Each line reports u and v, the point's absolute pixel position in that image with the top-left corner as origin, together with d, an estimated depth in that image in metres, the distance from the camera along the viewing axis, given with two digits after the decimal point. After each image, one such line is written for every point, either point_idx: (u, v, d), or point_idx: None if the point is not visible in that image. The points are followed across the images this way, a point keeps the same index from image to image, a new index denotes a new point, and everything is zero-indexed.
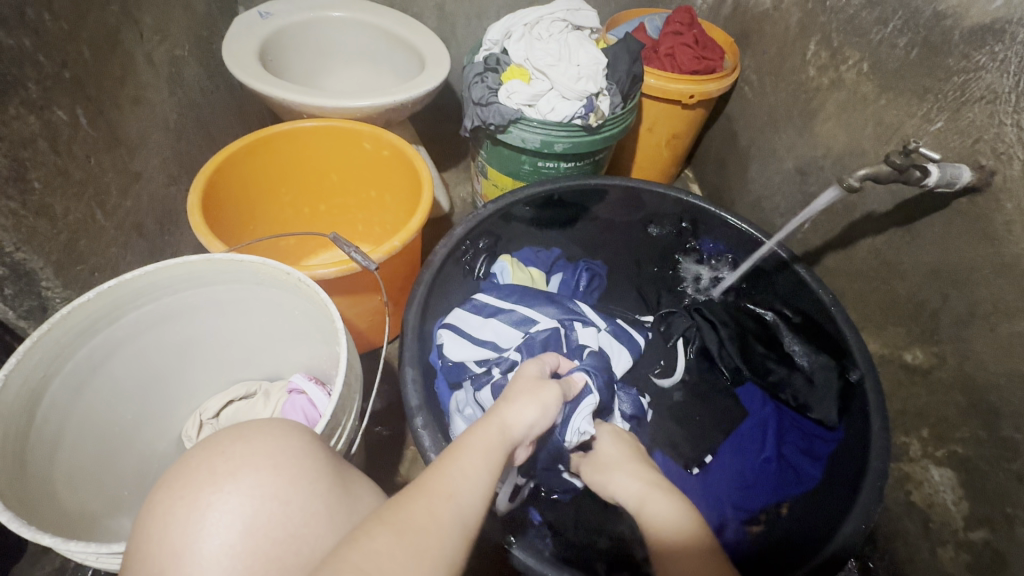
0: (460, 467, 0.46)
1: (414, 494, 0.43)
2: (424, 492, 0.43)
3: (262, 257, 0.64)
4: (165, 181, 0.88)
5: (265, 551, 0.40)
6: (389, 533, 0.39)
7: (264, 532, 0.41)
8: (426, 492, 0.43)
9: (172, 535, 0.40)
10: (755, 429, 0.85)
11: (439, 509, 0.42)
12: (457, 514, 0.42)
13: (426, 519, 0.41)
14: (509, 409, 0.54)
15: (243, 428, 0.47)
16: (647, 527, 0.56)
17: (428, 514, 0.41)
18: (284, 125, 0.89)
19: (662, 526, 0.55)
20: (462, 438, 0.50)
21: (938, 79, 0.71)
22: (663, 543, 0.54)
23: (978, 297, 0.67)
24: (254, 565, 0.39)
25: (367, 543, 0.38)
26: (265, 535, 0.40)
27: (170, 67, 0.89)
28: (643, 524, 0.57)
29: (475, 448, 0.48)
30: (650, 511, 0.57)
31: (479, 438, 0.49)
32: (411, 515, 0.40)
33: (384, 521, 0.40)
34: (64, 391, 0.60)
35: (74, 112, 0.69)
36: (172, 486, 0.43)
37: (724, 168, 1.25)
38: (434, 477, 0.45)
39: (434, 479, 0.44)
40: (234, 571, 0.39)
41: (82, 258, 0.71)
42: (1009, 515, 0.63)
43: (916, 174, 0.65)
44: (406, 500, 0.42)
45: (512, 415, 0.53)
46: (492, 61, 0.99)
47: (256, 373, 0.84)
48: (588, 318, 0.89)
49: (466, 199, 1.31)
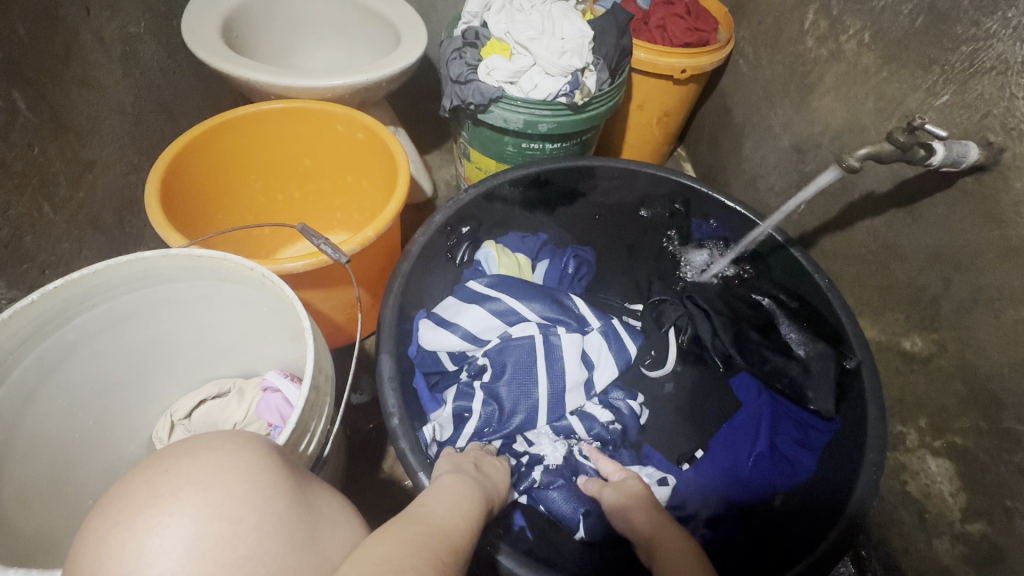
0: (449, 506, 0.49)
1: (412, 520, 0.44)
2: (420, 521, 0.44)
3: (221, 252, 0.59)
4: (124, 170, 0.83)
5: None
6: (395, 547, 0.39)
7: (212, 556, 0.38)
8: (413, 519, 0.44)
9: (106, 565, 0.37)
10: (749, 422, 0.80)
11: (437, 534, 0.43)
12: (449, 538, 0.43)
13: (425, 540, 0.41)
14: (493, 483, 0.61)
15: (191, 444, 0.44)
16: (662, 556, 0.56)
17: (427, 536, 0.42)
18: (248, 108, 0.83)
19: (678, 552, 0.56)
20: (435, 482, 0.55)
21: (945, 49, 0.66)
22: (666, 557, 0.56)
23: (982, 282, 0.64)
24: None
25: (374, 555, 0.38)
26: (214, 561, 0.38)
27: (123, 46, 0.82)
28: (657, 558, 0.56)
29: (446, 489, 0.52)
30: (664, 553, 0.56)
31: (460, 491, 0.53)
32: (413, 536, 0.41)
33: (389, 538, 0.40)
34: (12, 399, 0.56)
35: (10, 97, 0.63)
36: (108, 509, 0.40)
37: (717, 145, 1.20)
38: (432, 511, 0.47)
39: (427, 512, 0.46)
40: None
41: (29, 256, 0.67)
42: (1008, 508, 0.61)
43: (920, 153, 0.61)
44: (409, 524, 0.43)
45: (496, 489, 0.61)
46: (471, 36, 0.92)
47: (229, 370, 0.80)
48: (580, 320, 0.84)
49: (451, 182, 1.26)
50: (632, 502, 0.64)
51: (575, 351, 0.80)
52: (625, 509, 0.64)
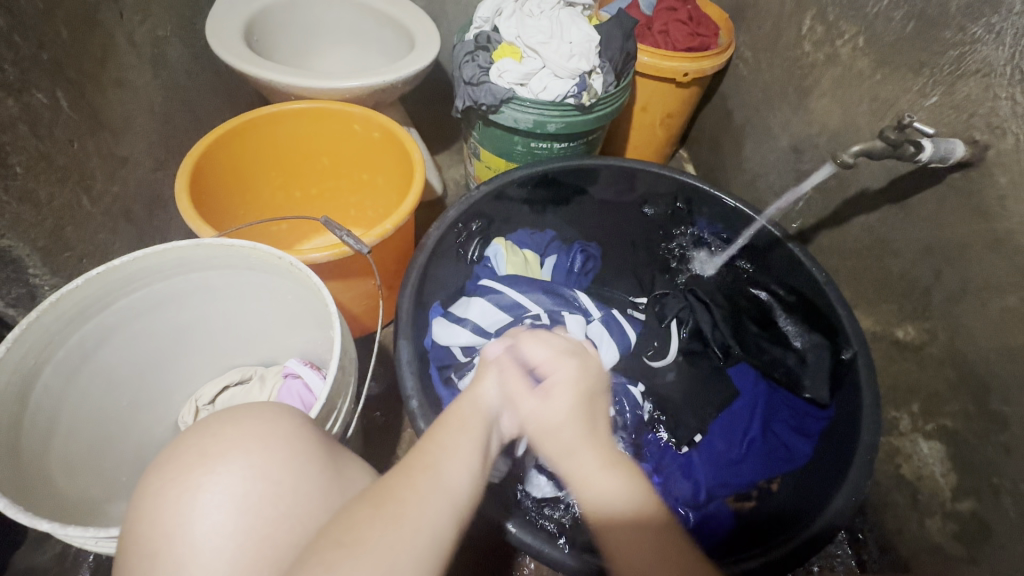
0: (451, 449, 0.49)
1: (421, 474, 0.46)
2: (424, 478, 0.45)
3: (252, 241, 0.63)
4: (153, 166, 0.87)
5: (259, 530, 0.41)
6: (384, 521, 0.40)
7: (256, 512, 0.41)
8: (429, 469, 0.46)
9: (163, 516, 0.41)
10: (744, 409, 0.84)
11: (437, 496, 0.44)
12: (450, 499, 0.45)
13: (418, 510, 0.42)
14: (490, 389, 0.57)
15: (233, 412, 0.48)
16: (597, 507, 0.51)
17: (425, 504, 0.43)
18: (272, 107, 0.87)
19: (615, 508, 0.50)
20: (449, 410, 0.55)
21: (935, 53, 0.70)
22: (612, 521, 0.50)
23: (969, 273, 0.67)
24: (245, 548, 0.40)
25: (364, 530, 0.39)
26: (258, 516, 0.41)
27: (153, 48, 0.86)
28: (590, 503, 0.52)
29: (457, 430, 0.52)
30: (592, 479, 0.52)
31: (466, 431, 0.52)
32: (403, 502, 0.42)
33: (379, 507, 0.41)
34: (56, 378, 0.60)
35: (54, 95, 0.68)
36: (163, 469, 0.44)
37: (718, 146, 1.24)
38: (448, 465, 0.47)
39: (438, 460, 0.48)
40: (228, 549, 0.40)
41: (70, 245, 0.72)
42: (995, 485, 0.64)
43: (910, 150, 0.64)
44: (414, 482, 0.45)
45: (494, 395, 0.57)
46: (483, 40, 0.96)
47: (251, 359, 0.84)
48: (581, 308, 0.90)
49: (460, 181, 1.30)
50: (568, 428, 0.54)
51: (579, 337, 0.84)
52: (554, 444, 0.54)
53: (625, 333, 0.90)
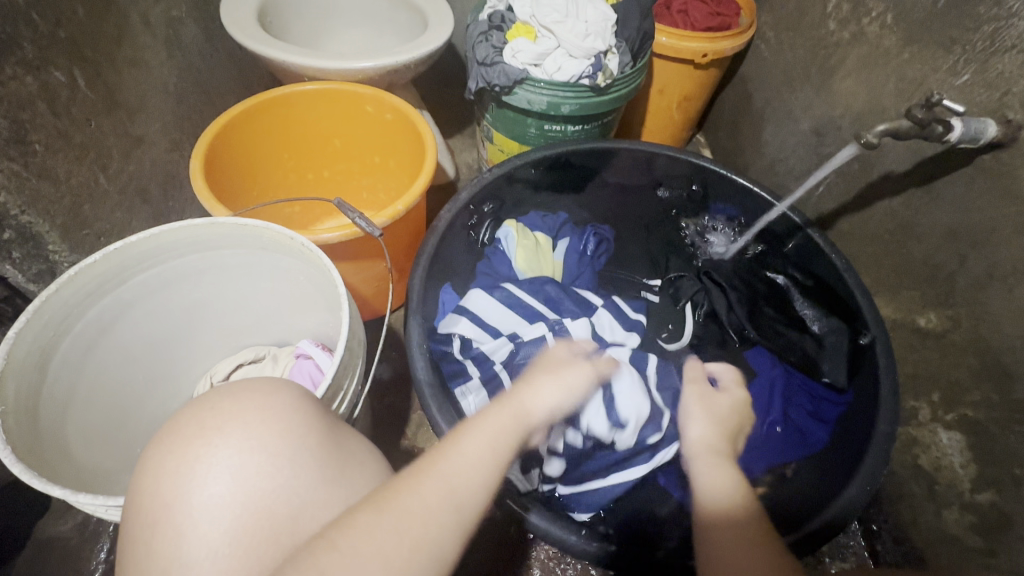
0: (463, 451, 0.46)
1: (426, 473, 0.43)
2: (429, 475, 0.43)
3: (265, 221, 0.63)
4: (167, 147, 0.87)
5: (254, 504, 0.41)
6: (378, 524, 0.39)
7: (253, 486, 0.42)
8: (437, 471, 0.44)
9: (163, 486, 0.42)
10: (763, 391, 0.83)
11: (436, 495, 0.42)
12: (452, 503, 0.42)
13: (417, 514, 0.40)
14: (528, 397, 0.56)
15: (233, 386, 0.48)
16: (705, 489, 0.59)
17: (423, 501, 0.41)
18: (284, 89, 0.87)
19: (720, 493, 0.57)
20: (483, 411, 0.52)
21: (967, 29, 0.67)
22: (716, 507, 0.56)
23: (997, 258, 0.65)
24: (245, 518, 0.40)
25: (350, 533, 0.38)
26: (255, 490, 0.42)
27: (167, 29, 0.86)
28: (701, 486, 0.59)
29: (482, 431, 0.49)
30: (707, 467, 0.62)
31: (486, 432, 0.49)
32: (400, 503, 0.40)
33: (374, 503, 0.40)
34: (74, 350, 0.61)
35: (71, 74, 0.68)
36: (161, 442, 0.44)
37: (737, 130, 1.21)
38: (451, 465, 0.45)
39: (444, 460, 0.45)
40: (225, 519, 0.40)
41: (88, 223, 0.73)
42: (1016, 476, 0.63)
43: (938, 129, 0.62)
44: (414, 480, 0.43)
45: (532, 403, 0.56)
46: (496, 19, 0.95)
47: (263, 338, 0.84)
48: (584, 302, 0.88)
49: (472, 165, 1.29)
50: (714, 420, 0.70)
51: (584, 330, 0.83)
52: (692, 418, 0.70)
53: (634, 321, 0.89)
